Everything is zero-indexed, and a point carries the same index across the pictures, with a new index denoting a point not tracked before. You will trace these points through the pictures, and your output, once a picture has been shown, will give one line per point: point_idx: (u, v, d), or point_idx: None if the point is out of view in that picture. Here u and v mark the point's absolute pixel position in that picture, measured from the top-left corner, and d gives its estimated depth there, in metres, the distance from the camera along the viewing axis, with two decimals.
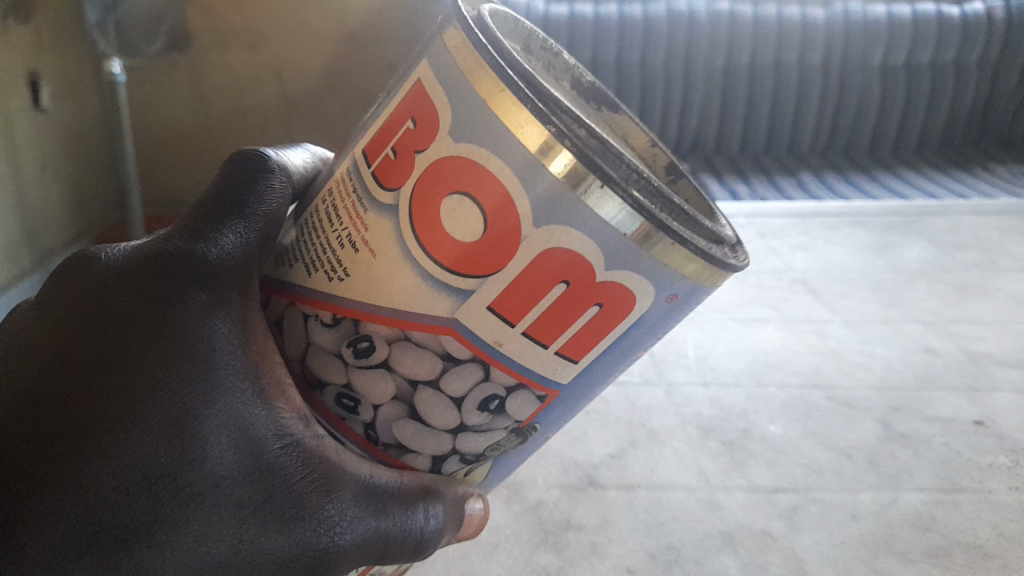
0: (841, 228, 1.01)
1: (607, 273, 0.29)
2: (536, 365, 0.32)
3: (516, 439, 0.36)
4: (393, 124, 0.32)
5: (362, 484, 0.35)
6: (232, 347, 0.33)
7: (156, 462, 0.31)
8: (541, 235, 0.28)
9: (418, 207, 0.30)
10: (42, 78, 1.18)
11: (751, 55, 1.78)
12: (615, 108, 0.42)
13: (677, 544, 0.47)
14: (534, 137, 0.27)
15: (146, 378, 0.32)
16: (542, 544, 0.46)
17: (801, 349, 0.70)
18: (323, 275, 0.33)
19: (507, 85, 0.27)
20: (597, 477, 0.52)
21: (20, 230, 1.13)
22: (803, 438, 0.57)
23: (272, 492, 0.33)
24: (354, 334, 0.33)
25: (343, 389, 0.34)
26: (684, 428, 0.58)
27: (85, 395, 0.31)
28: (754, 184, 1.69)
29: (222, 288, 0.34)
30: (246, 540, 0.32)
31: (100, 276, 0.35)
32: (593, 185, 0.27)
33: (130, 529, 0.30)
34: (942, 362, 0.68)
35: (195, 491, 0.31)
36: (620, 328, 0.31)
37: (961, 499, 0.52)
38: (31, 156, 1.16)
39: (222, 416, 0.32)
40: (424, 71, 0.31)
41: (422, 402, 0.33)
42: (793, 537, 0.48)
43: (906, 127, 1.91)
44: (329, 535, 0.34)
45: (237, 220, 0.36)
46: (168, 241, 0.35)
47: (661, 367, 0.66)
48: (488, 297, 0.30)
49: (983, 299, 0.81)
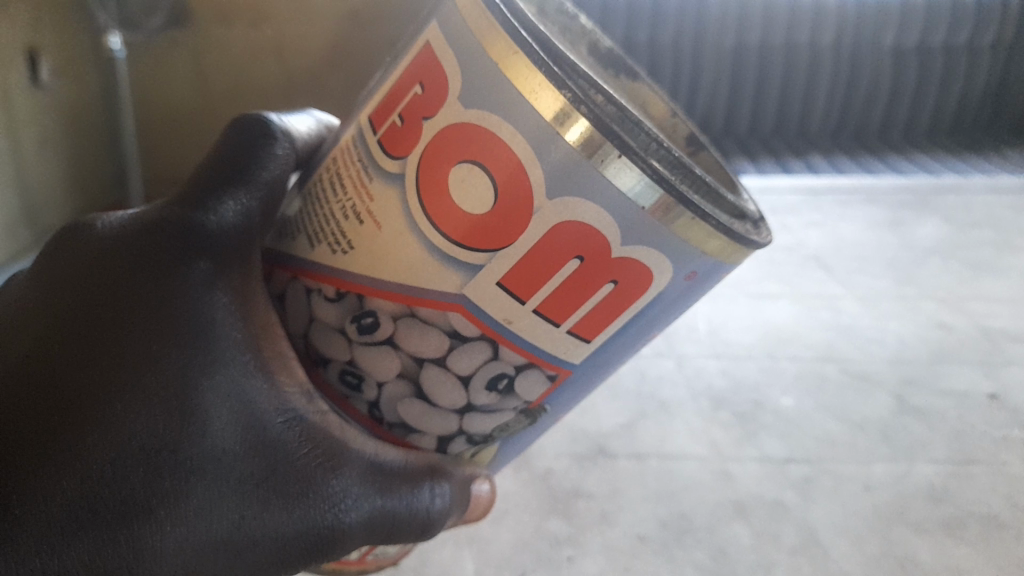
0: (853, 205, 1.00)
1: (624, 248, 0.28)
2: (547, 345, 0.31)
3: (525, 420, 0.35)
4: (399, 91, 0.30)
5: (367, 462, 0.34)
6: (232, 319, 0.33)
7: (157, 435, 0.30)
8: (555, 207, 0.27)
9: (426, 175, 0.29)
10: (42, 52, 1.18)
11: (762, 35, 1.77)
12: (632, 76, 0.41)
13: (689, 513, 0.47)
14: (550, 107, 0.26)
15: (145, 350, 0.31)
16: (552, 512, 0.46)
17: (813, 324, 0.69)
18: (327, 247, 0.32)
19: (520, 47, 0.26)
20: (607, 447, 0.52)
21: (20, 211, 1.13)
22: (815, 410, 0.57)
23: (274, 466, 0.33)
24: (358, 309, 0.32)
25: (347, 365, 0.33)
26: (695, 399, 0.57)
27: (82, 367, 0.30)
28: (763, 166, 1.67)
29: (223, 259, 0.34)
30: (248, 516, 0.32)
31: (97, 248, 0.34)
32: (611, 156, 0.26)
33: (130, 504, 0.29)
34: (955, 338, 0.67)
35: (196, 465, 0.31)
36: (634, 308, 0.30)
37: (976, 471, 0.52)
38: (31, 132, 1.16)
39: (222, 388, 0.32)
40: (431, 34, 0.29)
41: (427, 380, 0.33)
42: (805, 507, 0.48)
43: (918, 109, 1.88)
44: (333, 512, 0.34)
45: (238, 188, 0.35)
46: (168, 211, 0.35)
47: (672, 340, 0.65)
48: (498, 272, 0.29)
49: (997, 276, 0.80)
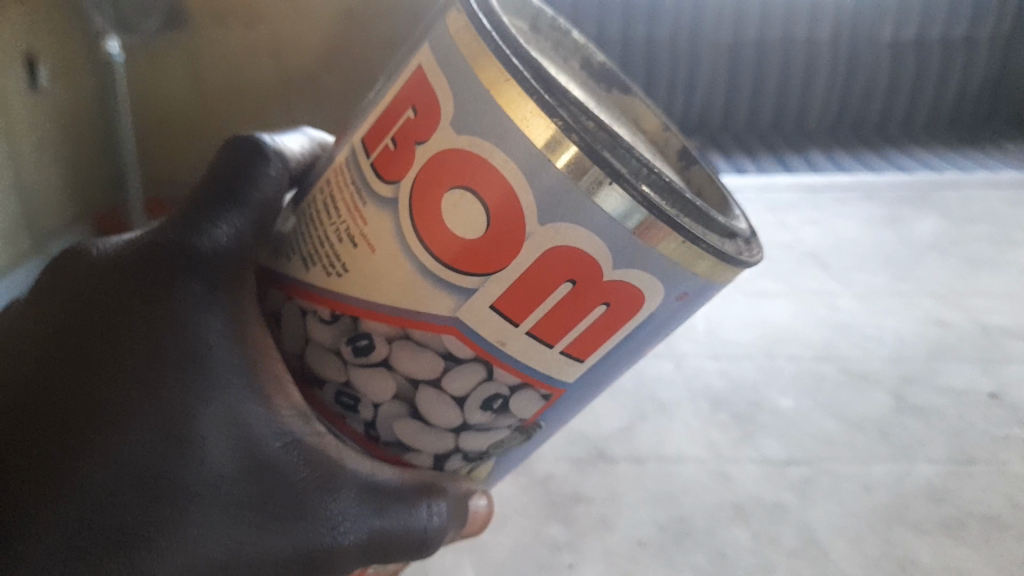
0: (851, 202, 1.00)
1: (615, 271, 0.28)
2: (540, 364, 0.32)
3: (519, 437, 0.36)
4: (391, 115, 0.31)
5: (362, 481, 0.36)
6: (227, 345, 0.33)
7: (154, 463, 0.31)
8: (545, 233, 0.28)
9: (418, 199, 0.29)
10: (41, 57, 1.10)
11: (760, 29, 1.76)
12: (626, 92, 0.41)
13: (688, 516, 0.47)
14: (541, 135, 0.26)
15: (141, 379, 0.31)
16: (550, 517, 0.46)
17: (811, 322, 0.69)
18: (321, 270, 0.33)
19: (512, 75, 0.27)
20: (607, 450, 0.52)
21: (19, 214, 1.05)
22: (814, 409, 0.57)
23: (274, 490, 0.34)
24: (354, 332, 0.32)
25: (343, 387, 0.34)
26: (694, 400, 0.57)
27: (80, 398, 0.31)
28: (763, 162, 1.67)
29: (216, 283, 0.34)
30: (245, 540, 0.33)
31: (94, 271, 0.35)
32: (602, 181, 0.26)
33: (128, 532, 0.30)
34: (954, 335, 0.67)
35: (193, 492, 0.31)
36: (626, 328, 0.31)
37: (975, 471, 0.52)
38: (28, 137, 1.08)
39: (219, 415, 0.32)
40: (424, 57, 0.30)
41: (423, 401, 0.33)
42: (805, 508, 0.48)
43: (916, 102, 1.88)
44: (330, 533, 0.35)
45: (232, 211, 0.35)
46: (159, 234, 0.35)
47: (670, 340, 0.65)
48: (490, 296, 0.29)
49: (994, 272, 0.80)
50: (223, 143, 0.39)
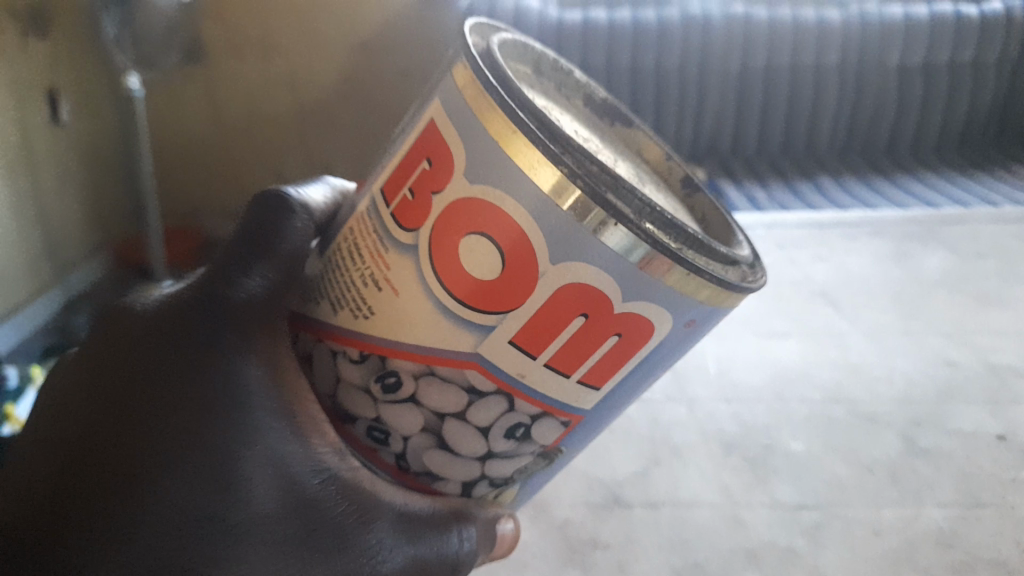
0: (859, 238, 1.01)
1: (624, 303, 0.29)
2: (558, 394, 0.33)
3: (542, 461, 0.37)
4: (408, 166, 0.32)
5: (397, 511, 0.37)
6: (264, 390, 0.35)
7: (204, 505, 0.33)
8: (558, 271, 0.29)
9: (438, 246, 0.30)
10: (61, 93, 1.33)
11: (767, 59, 1.78)
12: (628, 124, 0.42)
13: (702, 562, 0.48)
14: (547, 179, 0.27)
15: (186, 428, 0.33)
16: (569, 563, 0.47)
17: (822, 363, 0.70)
18: (349, 313, 0.33)
19: (518, 127, 0.28)
20: (622, 495, 0.53)
21: (42, 244, 1.30)
22: (824, 452, 0.58)
23: (314, 524, 0.35)
24: (381, 370, 0.33)
25: (374, 423, 0.35)
26: (707, 442, 0.59)
27: (129, 448, 0.33)
28: (772, 188, 1.69)
29: (249, 333, 0.35)
30: (291, 572, 0.34)
31: (135, 329, 0.37)
32: (606, 223, 0.27)
33: (185, 571, 0.32)
34: (963, 375, 0.68)
35: (241, 529, 0.33)
36: (637, 356, 0.32)
37: (983, 515, 0.53)
38: (48, 166, 1.31)
39: (260, 457, 0.34)
40: (436, 109, 0.31)
41: (449, 432, 0.34)
42: (816, 553, 0.49)
43: (924, 128, 1.89)
44: (370, 562, 0.36)
45: (259, 262, 0.36)
46: (194, 292, 0.37)
47: (683, 382, 0.66)
48: (509, 331, 0.30)
49: (1002, 309, 0.81)
50: (247, 202, 0.40)
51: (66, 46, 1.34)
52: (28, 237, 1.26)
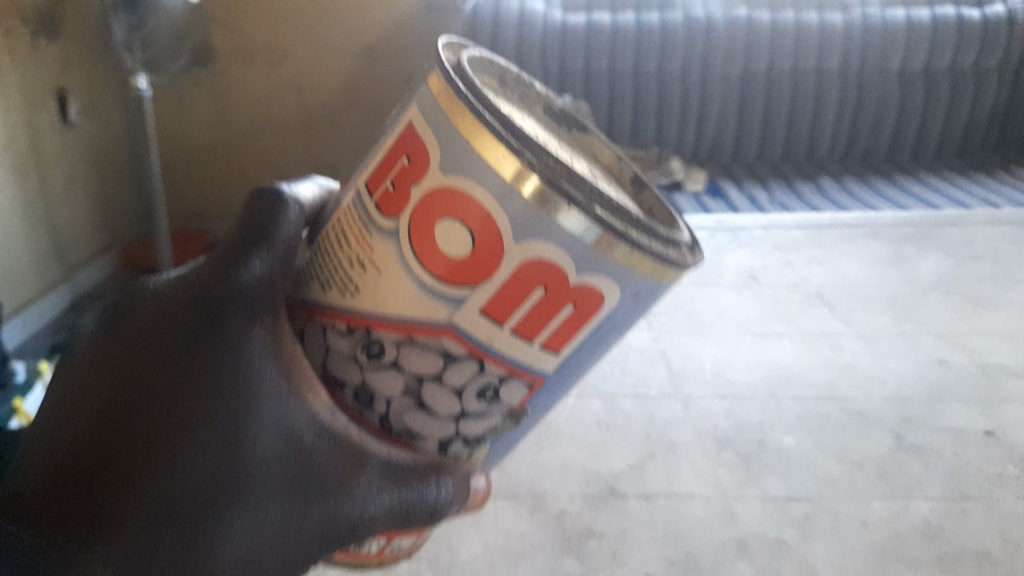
0: (856, 240, 1.03)
1: (579, 277, 0.28)
2: (525, 357, 0.31)
3: (511, 424, 0.34)
4: (388, 161, 0.31)
5: (385, 461, 0.33)
6: (269, 354, 0.31)
7: (216, 473, 0.30)
8: (522, 248, 0.28)
9: (416, 229, 0.29)
10: (70, 95, 1.35)
11: (769, 62, 1.79)
12: (583, 129, 0.39)
13: (695, 551, 0.49)
14: (509, 168, 0.27)
15: (190, 396, 0.30)
16: (566, 552, 0.48)
17: (816, 363, 0.71)
18: (333, 292, 0.32)
19: (481, 120, 0.27)
20: (618, 487, 0.54)
21: (50, 244, 1.32)
22: (816, 449, 0.59)
23: (313, 484, 0.31)
24: (365, 337, 0.31)
25: (360, 387, 0.32)
26: (700, 438, 0.60)
27: (132, 419, 0.30)
28: (774, 190, 1.70)
29: (254, 300, 0.31)
30: (308, 525, 0.31)
31: (137, 298, 0.33)
32: (563, 207, 0.27)
33: (202, 535, 0.29)
34: (954, 375, 0.70)
35: (255, 492, 0.30)
36: (589, 328, 0.30)
37: (969, 507, 0.54)
38: (59, 167, 1.34)
39: (269, 422, 0.31)
40: (413, 113, 0.30)
41: (429, 396, 0.32)
42: (806, 544, 0.50)
43: (926, 132, 1.90)
44: (374, 509, 0.33)
45: (261, 245, 0.33)
46: (201, 270, 0.33)
47: (679, 382, 0.68)
48: (479, 302, 0.29)
49: (995, 311, 0.82)
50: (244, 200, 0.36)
51: (74, 51, 1.36)
52: (38, 237, 1.28)
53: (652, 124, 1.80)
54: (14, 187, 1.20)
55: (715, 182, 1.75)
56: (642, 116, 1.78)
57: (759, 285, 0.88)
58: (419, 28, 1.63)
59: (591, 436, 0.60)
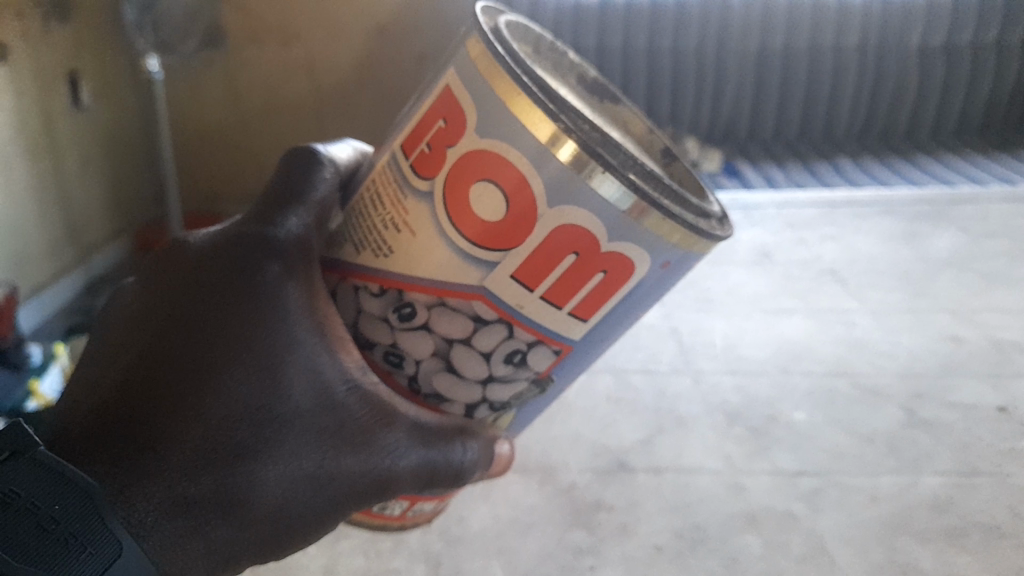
0: (869, 218, 1.03)
1: (610, 243, 0.30)
2: (551, 323, 0.33)
3: (536, 390, 0.38)
4: (424, 125, 0.33)
5: (413, 423, 0.36)
6: (302, 309, 0.34)
7: (253, 396, 0.33)
8: (554, 214, 0.30)
9: (450, 193, 0.31)
10: (82, 77, 1.36)
11: (785, 39, 1.77)
12: (614, 101, 0.41)
13: (703, 524, 0.49)
14: (545, 131, 0.29)
15: (236, 328, 0.33)
16: (574, 524, 0.49)
17: (827, 339, 0.71)
18: (370, 253, 0.35)
19: (521, 88, 0.29)
20: (627, 461, 0.55)
21: (64, 227, 1.33)
22: (825, 423, 0.59)
23: (340, 424, 0.35)
24: (398, 301, 0.34)
25: (390, 347, 0.36)
26: (710, 414, 0.60)
27: (186, 340, 0.33)
28: (788, 171, 1.68)
29: (292, 257, 0.35)
30: (329, 461, 0.35)
31: (191, 255, 0.37)
32: (596, 171, 0.29)
33: (240, 448, 0.33)
34: (965, 350, 0.69)
35: (286, 419, 0.34)
36: (621, 294, 0.33)
37: (979, 482, 0.54)
38: (72, 150, 1.34)
39: (301, 361, 0.34)
40: (450, 77, 0.32)
41: (456, 358, 0.35)
42: (814, 517, 0.50)
43: (945, 111, 1.88)
44: (388, 459, 0.36)
45: (298, 207, 0.37)
46: (241, 229, 0.37)
47: (689, 356, 0.68)
48: (511, 267, 0.31)
49: (1009, 288, 0.81)
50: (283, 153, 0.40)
51: (86, 33, 1.36)
52: (52, 220, 1.29)
53: (665, 105, 1.79)
54: (28, 171, 1.21)
55: (728, 163, 1.74)
56: (655, 96, 1.78)
57: (771, 263, 0.88)
58: (430, 7, 1.62)
59: (601, 411, 0.60)
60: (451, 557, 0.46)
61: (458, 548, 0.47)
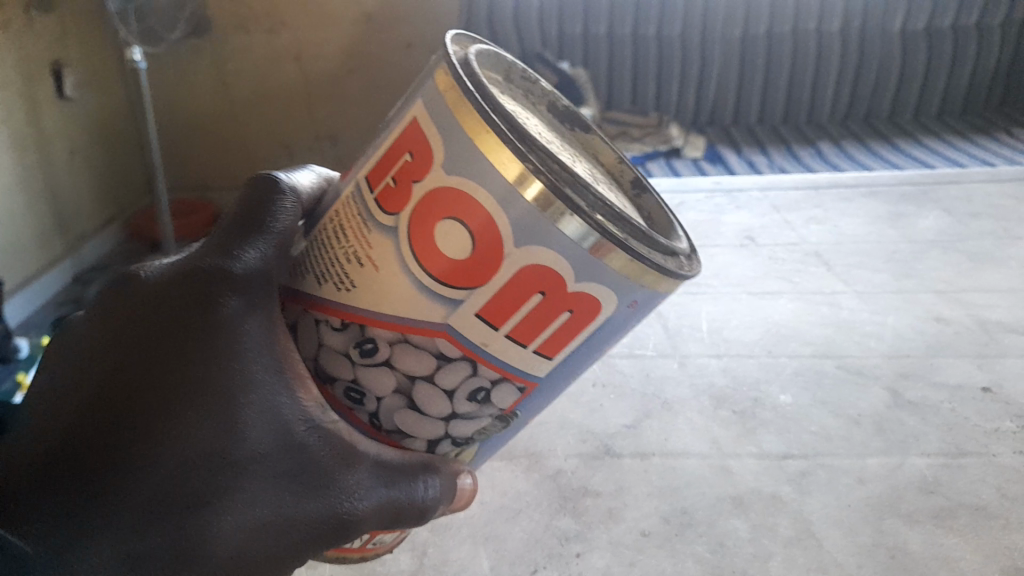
0: (854, 199, 1.03)
1: (578, 284, 0.30)
2: (516, 361, 0.33)
3: (500, 424, 0.37)
4: (390, 158, 0.32)
5: (375, 461, 0.36)
6: (260, 347, 0.33)
7: (207, 442, 0.32)
8: (521, 253, 0.29)
9: (416, 229, 0.31)
10: (67, 68, 1.34)
11: (769, 24, 1.76)
12: (586, 129, 0.40)
13: (690, 508, 0.49)
14: (513, 171, 0.28)
15: (188, 369, 0.32)
16: (561, 510, 0.49)
17: (813, 321, 0.71)
18: (332, 286, 0.33)
19: (491, 127, 0.28)
20: (613, 446, 0.55)
21: (53, 221, 1.32)
22: (813, 405, 0.59)
23: (302, 465, 0.34)
24: (360, 337, 0.33)
25: (351, 383, 0.35)
26: (697, 397, 0.60)
27: (137, 387, 0.32)
28: (772, 156, 1.68)
29: (252, 294, 0.34)
30: (287, 506, 0.34)
31: (142, 292, 0.35)
32: (565, 213, 0.28)
33: (194, 497, 0.32)
34: (952, 330, 0.69)
35: (242, 464, 0.32)
36: (588, 331, 0.32)
37: (966, 463, 0.54)
38: (58, 141, 1.33)
39: (257, 403, 0.33)
40: (418, 108, 0.31)
41: (420, 395, 0.34)
42: (802, 500, 0.50)
43: (928, 94, 1.87)
44: (350, 502, 0.35)
45: (257, 238, 0.35)
46: (196, 261, 0.35)
47: (675, 340, 0.68)
48: (477, 305, 0.31)
49: (995, 268, 0.81)
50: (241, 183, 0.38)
51: (70, 23, 1.35)
52: (41, 213, 1.28)
53: (651, 87, 1.79)
54: (15, 163, 1.20)
55: (712, 147, 1.73)
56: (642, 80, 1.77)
57: (757, 244, 0.88)
58: None
59: (587, 396, 0.60)
60: (436, 547, 0.46)
61: (443, 536, 0.47)
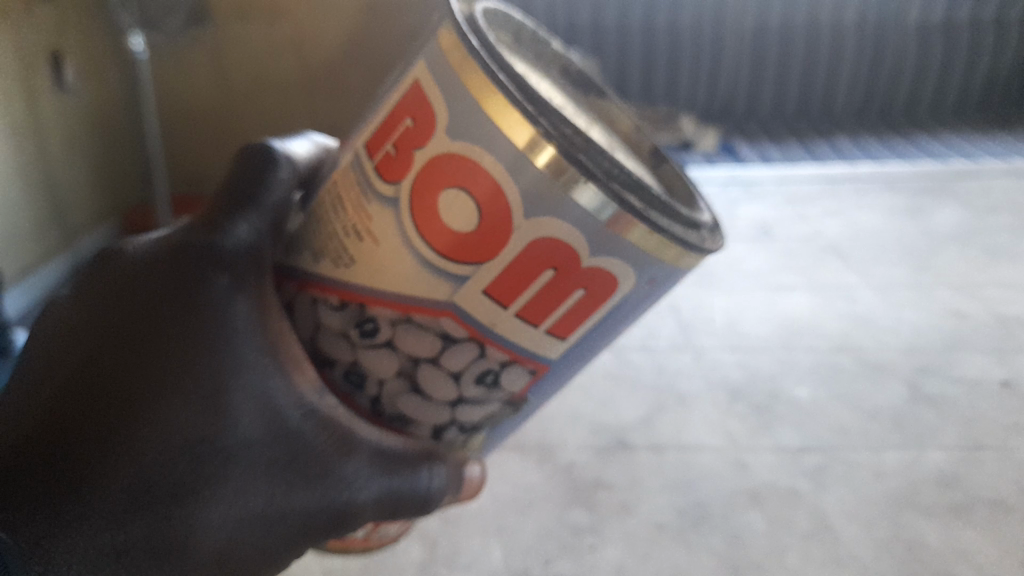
0: (871, 194, 1.02)
1: (593, 259, 0.29)
2: (526, 342, 0.32)
3: (510, 410, 0.36)
4: (390, 124, 0.31)
5: (376, 448, 0.35)
6: (250, 328, 0.32)
7: (193, 429, 0.31)
8: (531, 226, 0.28)
9: (417, 201, 0.30)
10: (67, 58, 1.33)
11: (782, 17, 1.76)
12: (601, 95, 0.40)
13: (705, 501, 0.48)
14: (523, 136, 0.27)
15: (175, 355, 0.31)
16: (574, 502, 0.48)
17: (829, 315, 0.71)
18: (329, 262, 0.33)
19: (498, 87, 0.27)
20: (627, 439, 0.54)
21: (49, 213, 1.31)
22: (828, 399, 0.59)
23: (296, 453, 0.33)
24: (360, 317, 0.32)
25: (351, 366, 0.34)
26: (712, 391, 0.59)
27: (122, 373, 0.31)
28: (785, 149, 1.67)
29: (242, 272, 0.33)
30: (278, 495, 0.33)
31: (128, 270, 0.34)
32: (578, 181, 0.27)
33: (179, 487, 0.31)
34: (971, 326, 0.69)
35: (231, 453, 0.32)
36: (603, 310, 0.31)
37: (984, 457, 0.53)
38: (56, 132, 1.32)
39: (248, 389, 0.32)
40: (420, 70, 0.30)
41: (424, 378, 0.33)
42: (817, 493, 0.49)
43: (941, 89, 1.85)
44: (348, 489, 0.35)
45: (250, 212, 0.35)
46: (185, 236, 0.34)
47: (690, 333, 0.67)
48: (484, 282, 0.30)
49: (1013, 263, 0.81)
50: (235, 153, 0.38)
51: (70, 12, 1.34)
52: (38, 206, 1.27)
53: (662, 82, 1.78)
54: (12, 153, 1.19)
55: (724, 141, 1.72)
56: (650, 73, 1.76)
57: (772, 238, 0.87)
58: None
59: (600, 388, 0.59)
60: (449, 537, 0.45)
61: (456, 528, 0.46)
